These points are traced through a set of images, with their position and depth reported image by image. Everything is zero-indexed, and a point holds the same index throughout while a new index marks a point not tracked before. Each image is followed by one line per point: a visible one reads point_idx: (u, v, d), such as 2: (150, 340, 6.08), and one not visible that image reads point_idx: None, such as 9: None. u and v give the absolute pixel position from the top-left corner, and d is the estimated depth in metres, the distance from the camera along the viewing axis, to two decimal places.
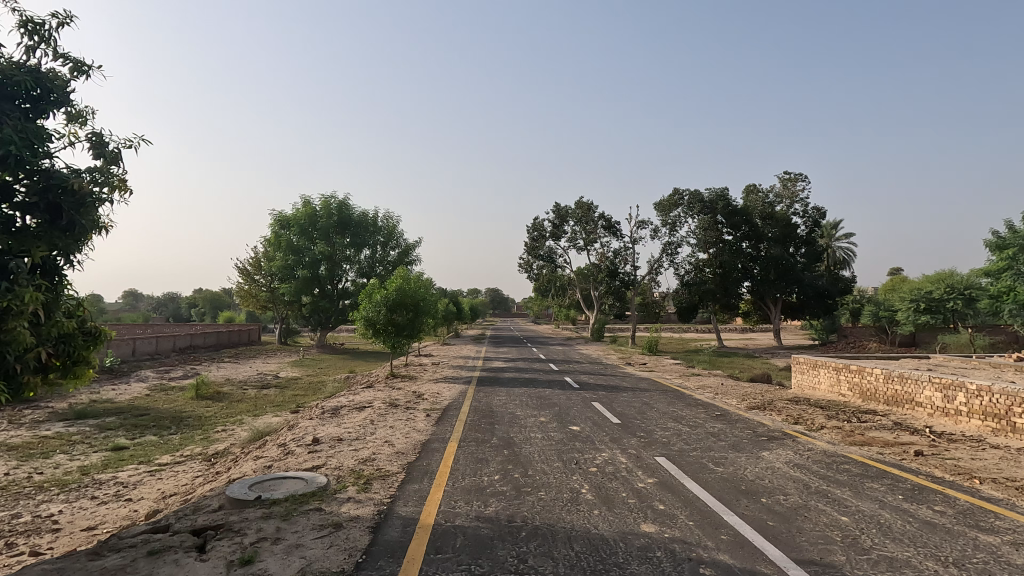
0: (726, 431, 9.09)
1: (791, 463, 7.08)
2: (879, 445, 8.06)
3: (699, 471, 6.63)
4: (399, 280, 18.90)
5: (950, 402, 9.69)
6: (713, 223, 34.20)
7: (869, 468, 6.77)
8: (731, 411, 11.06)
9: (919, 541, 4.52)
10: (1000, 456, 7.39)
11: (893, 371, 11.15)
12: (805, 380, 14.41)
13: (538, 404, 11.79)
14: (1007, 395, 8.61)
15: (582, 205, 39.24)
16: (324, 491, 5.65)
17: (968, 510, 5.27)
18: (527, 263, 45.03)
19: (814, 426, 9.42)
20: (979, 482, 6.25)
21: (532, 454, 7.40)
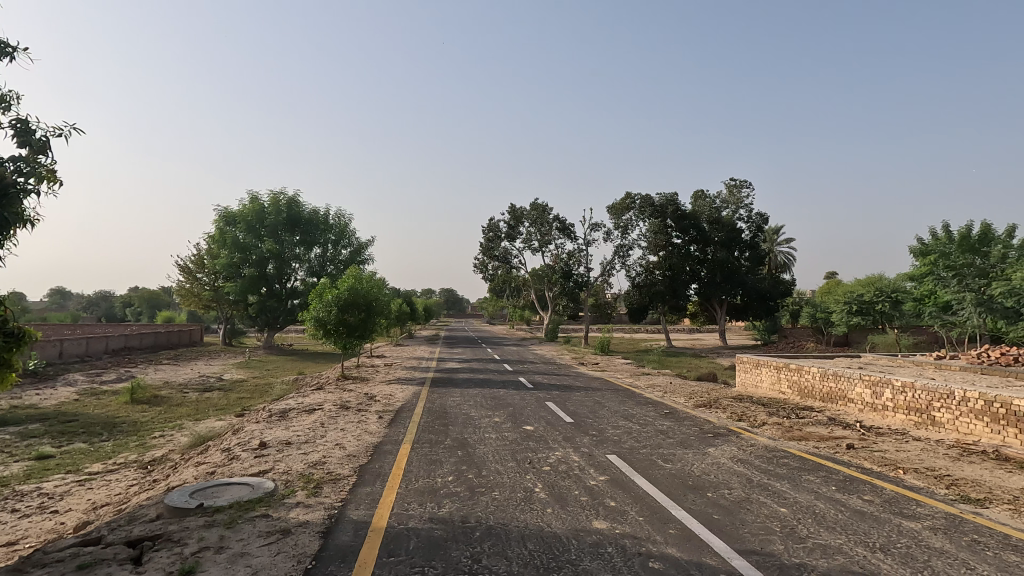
0: (675, 428, 9.38)
1: (735, 458, 7.39)
2: (814, 440, 8.52)
3: (648, 468, 6.82)
4: (351, 279, 18.50)
5: (878, 399, 10.33)
6: (662, 227, 35.21)
7: (805, 462, 7.16)
8: (679, 409, 11.42)
9: (850, 529, 4.81)
10: (921, 447, 7.95)
11: (828, 369, 11.81)
12: (748, 378, 15.02)
13: (492, 404, 11.80)
14: (928, 390, 9.28)
15: (537, 207, 39.57)
16: (271, 497, 5.46)
17: (894, 499, 5.63)
18: (482, 263, 45.02)
19: (756, 423, 9.84)
20: (903, 471, 6.71)
21: (486, 455, 7.41)
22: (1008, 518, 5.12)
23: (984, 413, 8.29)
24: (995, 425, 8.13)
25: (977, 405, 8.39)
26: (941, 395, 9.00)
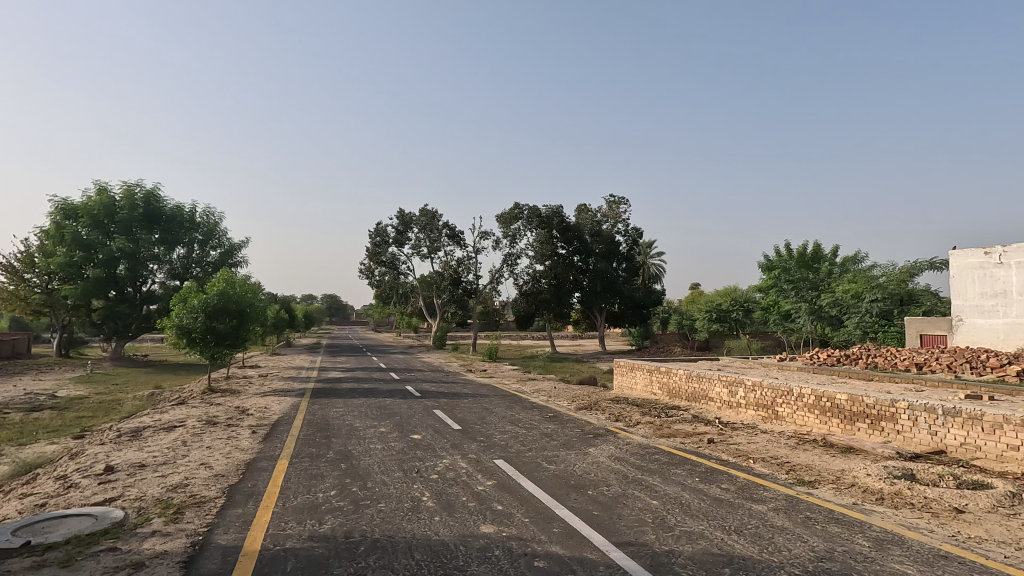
0: (559, 431, 9.75)
1: (612, 457, 7.86)
2: (681, 436, 9.33)
3: (533, 470, 7.02)
4: (221, 283, 16.96)
5: (733, 397, 11.57)
6: (548, 238, 36.53)
7: (673, 457, 7.82)
8: (562, 412, 11.90)
9: (711, 515, 5.33)
10: (767, 439, 9.04)
11: (692, 371, 13.00)
12: (624, 381, 16.02)
13: (378, 414, 11.44)
14: (772, 388, 10.58)
15: (426, 213, 39.25)
16: (120, 528, 4.83)
17: (746, 486, 6.34)
18: (368, 269, 43.57)
19: (631, 422, 10.56)
20: (753, 461, 7.59)
21: (372, 466, 7.17)
22: (833, 496, 6.00)
23: (815, 407, 9.64)
24: (823, 416, 9.48)
25: (810, 400, 9.73)
26: (782, 392, 10.31)
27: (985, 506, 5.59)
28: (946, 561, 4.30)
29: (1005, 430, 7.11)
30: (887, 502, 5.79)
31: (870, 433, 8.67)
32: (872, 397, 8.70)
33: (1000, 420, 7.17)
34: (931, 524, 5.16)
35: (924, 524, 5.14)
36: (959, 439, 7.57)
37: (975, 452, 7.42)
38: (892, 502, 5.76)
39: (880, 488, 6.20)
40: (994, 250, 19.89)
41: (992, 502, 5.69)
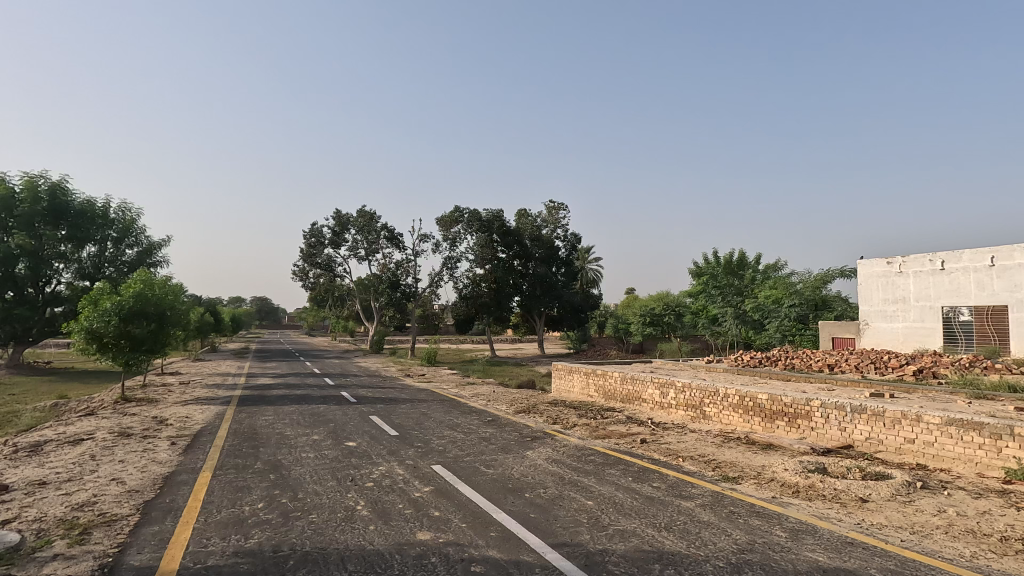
0: (497, 435, 9.78)
1: (549, 459, 7.96)
2: (615, 437, 9.61)
3: (471, 475, 7.00)
4: (138, 284, 15.82)
5: (664, 398, 12.02)
6: (489, 241, 36.61)
7: (608, 457, 8.04)
8: (501, 416, 11.95)
9: (643, 513, 5.51)
10: (696, 437, 9.46)
11: (626, 374, 13.40)
12: (562, 384, 16.26)
13: (311, 421, 11.04)
14: (700, 389, 11.09)
15: (364, 214, 38.35)
16: (14, 553, 4.39)
17: (675, 484, 6.61)
18: (302, 270, 42.00)
19: (568, 425, 10.75)
20: (682, 459, 7.92)
21: (303, 476, 6.91)
22: (755, 490, 6.36)
23: (739, 406, 10.19)
24: (746, 415, 10.03)
25: (734, 400, 10.26)
26: (710, 393, 10.82)
27: (886, 494, 6.10)
28: (852, 547, 4.67)
29: (902, 424, 7.81)
30: (802, 494, 6.20)
31: (788, 430, 9.28)
32: (789, 396, 9.32)
33: (899, 415, 7.86)
34: (840, 513, 5.57)
35: (833, 513, 5.55)
36: (864, 434, 8.25)
37: (878, 445, 8.09)
38: (806, 494, 6.18)
39: (795, 481, 6.64)
40: (895, 260, 21.80)
41: (892, 491, 6.22)
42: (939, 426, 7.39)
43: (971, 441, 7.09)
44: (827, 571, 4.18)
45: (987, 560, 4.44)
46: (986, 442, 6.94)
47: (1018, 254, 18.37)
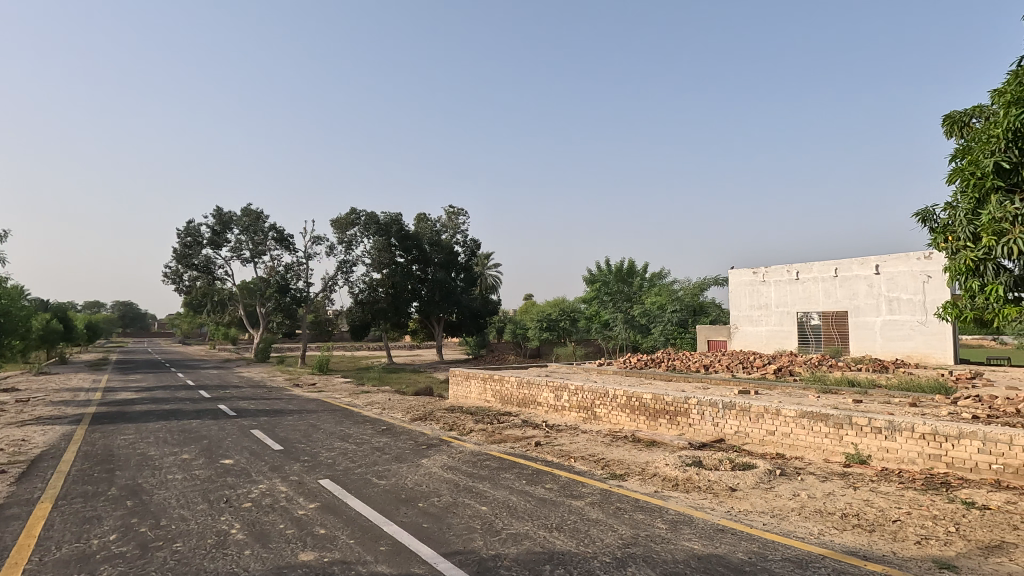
0: (391, 444, 9.47)
1: (444, 466, 7.85)
2: (511, 441, 9.71)
3: (362, 487, 6.69)
4: None
5: (558, 400, 12.37)
6: (386, 245, 35.67)
7: (502, 462, 8.09)
8: (396, 424, 11.62)
9: (535, 515, 5.59)
10: (587, 438, 9.82)
11: (522, 378, 13.61)
12: (459, 390, 16.12)
13: (181, 438, 9.98)
14: (591, 391, 11.54)
15: (249, 213, 35.69)
16: None
17: (567, 484, 6.80)
18: (175, 272, 38.11)
19: (465, 431, 10.69)
20: (573, 459, 8.18)
21: (168, 500, 6.21)
22: (639, 486, 6.72)
23: (626, 406, 10.75)
24: (633, 415, 10.60)
25: (622, 400, 10.81)
26: (600, 394, 11.30)
27: (751, 483, 6.72)
28: (723, 533, 5.07)
29: (765, 418, 8.67)
30: (680, 486, 6.66)
31: (669, 427, 9.94)
32: (670, 395, 9.99)
33: (762, 409, 8.70)
34: (713, 502, 6.04)
35: (707, 503, 6.00)
36: (733, 428, 9.05)
37: (745, 438, 8.91)
38: (684, 486, 6.63)
39: (675, 475, 7.11)
40: (760, 270, 24.24)
41: (756, 479, 6.86)
42: (794, 418, 8.30)
43: (819, 430, 8.03)
44: (702, 558, 4.49)
45: (831, 535, 5.04)
46: (831, 431, 7.91)
47: (854, 266, 21.22)
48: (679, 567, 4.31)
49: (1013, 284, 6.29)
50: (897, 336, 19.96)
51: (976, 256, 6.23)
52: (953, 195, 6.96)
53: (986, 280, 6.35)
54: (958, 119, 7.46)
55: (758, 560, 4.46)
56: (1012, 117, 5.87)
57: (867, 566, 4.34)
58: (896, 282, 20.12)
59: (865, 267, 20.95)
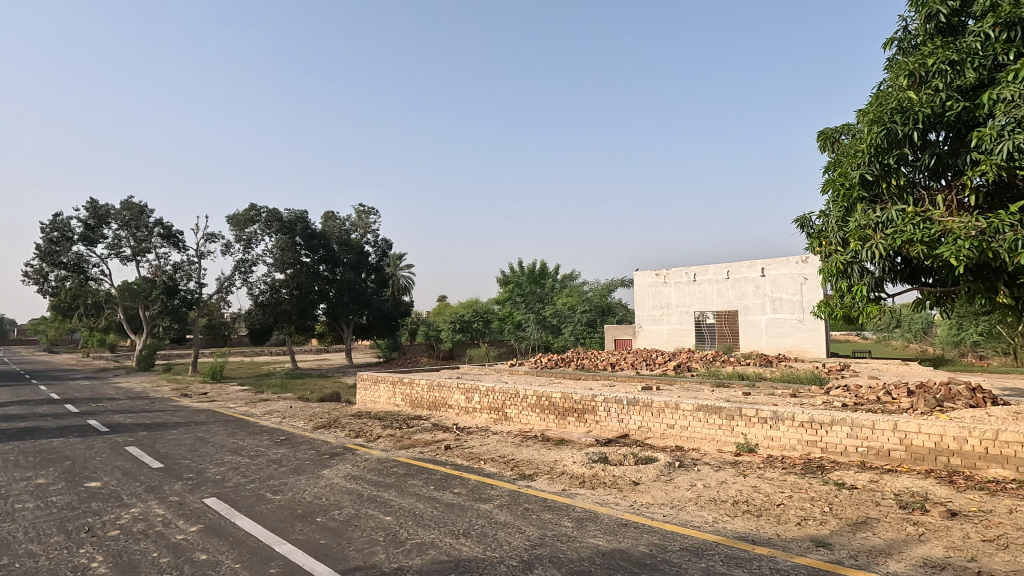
0: (290, 455, 8.87)
1: (347, 476, 7.45)
2: (419, 446, 9.43)
3: (253, 504, 6.16)
4: None
5: (469, 402, 12.24)
6: (290, 244, 33.71)
7: (410, 468, 7.82)
8: (296, 433, 10.92)
9: (442, 522, 5.40)
10: (498, 439, 9.77)
11: (433, 381, 13.32)
12: (366, 395, 15.48)
13: (36, 461, 8.71)
14: (502, 392, 11.52)
15: (131, 206, 32.26)
16: None
17: (476, 487, 6.69)
18: (38, 271, 33.59)
19: (372, 437, 10.26)
20: (483, 462, 8.09)
21: (13, 534, 5.35)
22: (547, 485, 6.75)
23: (536, 406, 10.82)
24: (543, 414, 10.71)
25: (533, 400, 10.87)
26: (511, 395, 11.30)
27: (652, 476, 6.98)
28: (626, 527, 5.20)
29: (666, 412, 9.07)
30: (586, 483, 6.77)
31: (577, 425, 10.14)
32: (578, 394, 10.19)
33: (662, 404, 9.11)
34: (617, 497, 6.18)
35: (612, 499, 6.13)
36: (637, 423, 9.40)
37: (648, 432, 9.27)
38: (590, 483, 6.76)
39: (582, 472, 7.23)
40: (662, 272, 25.54)
41: (657, 472, 7.12)
42: (692, 412, 8.75)
43: (713, 422, 8.52)
44: (606, 555, 4.53)
45: (724, 523, 5.31)
46: (724, 423, 8.41)
47: (744, 269, 22.96)
48: (584, 565, 4.33)
49: (875, 285, 6.99)
50: (780, 333, 21.84)
51: (845, 260, 6.82)
52: (827, 204, 7.63)
53: (853, 281, 7.01)
54: (831, 136, 8.20)
55: (658, 552, 4.58)
56: (874, 136, 6.43)
57: (755, 549, 4.60)
58: (779, 283, 22.03)
59: (753, 269, 22.74)
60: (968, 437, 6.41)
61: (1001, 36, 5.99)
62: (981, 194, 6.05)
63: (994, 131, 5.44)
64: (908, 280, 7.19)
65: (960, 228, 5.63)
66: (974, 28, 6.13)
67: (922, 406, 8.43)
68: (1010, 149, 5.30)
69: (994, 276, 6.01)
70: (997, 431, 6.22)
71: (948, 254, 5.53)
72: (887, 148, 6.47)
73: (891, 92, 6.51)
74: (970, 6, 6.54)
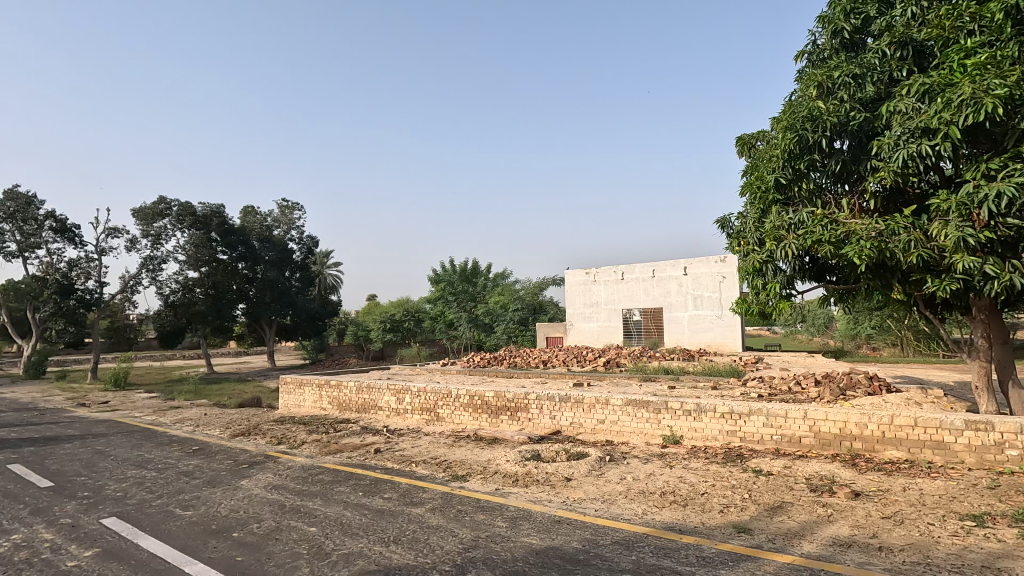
0: (203, 466, 8.25)
1: (268, 486, 7.01)
2: (347, 450, 9.06)
3: (160, 522, 5.64)
4: None
5: (400, 404, 11.92)
6: (205, 241, 31.54)
7: (337, 474, 7.49)
8: (211, 443, 10.19)
9: (371, 530, 5.19)
10: (429, 441, 9.57)
11: (362, 382, 12.87)
12: (290, 399, 14.73)
13: None
14: (434, 392, 11.31)
15: (16, 196, 28.97)
16: None
17: (407, 491, 6.49)
18: None
19: (296, 443, 9.75)
20: (415, 464, 7.88)
21: None
22: (481, 485, 6.67)
23: (469, 405, 10.72)
24: (475, 414, 10.62)
25: (465, 400, 10.75)
26: (443, 395, 11.11)
27: (584, 471, 7.07)
28: (559, 524, 5.21)
29: (597, 408, 9.24)
30: (520, 482, 6.75)
31: (510, 424, 10.13)
32: (511, 392, 10.18)
33: (593, 400, 9.28)
34: (550, 494, 6.20)
35: (545, 496, 6.14)
36: (569, 419, 9.51)
37: (579, 428, 9.41)
38: (523, 481, 6.74)
39: (516, 470, 7.20)
40: (592, 270, 26.15)
41: (589, 467, 7.22)
42: (621, 406, 8.97)
43: (641, 416, 8.78)
44: (539, 553, 4.52)
45: (653, 514, 5.45)
46: (651, 416, 8.69)
47: (668, 267, 23.95)
48: (519, 565, 4.28)
49: (786, 282, 7.45)
50: (701, 329, 22.96)
51: (762, 259, 7.21)
52: (745, 206, 8.05)
53: (768, 279, 7.43)
54: (747, 141, 8.66)
55: (591, 547, 4.62)
56: (788, 142, 6.83)
57: (683, 539, 4.74)
58: (700, 281, 23.18)
59: (676, 268, 23.77)
60: (868, 423, 6.97)
61: (896, 54, 6.55)
62: (879, 198, 6.58)
63: (892, 140, 5.92)
64: (815, 278, 7.71)
65: (862, 230, 6.08)
66: (873, 46, 6.67)
67: (828, 395, 9.10)
68: (905, 157, 5.78)
69: (890, 274, 6.55)
70: (893, 416, 6.80)
71: (853, 253, 5.96)
72: (799, 154, 6.90)
73: (801, 101, 6.94)
74: (869, 26, 7.11)
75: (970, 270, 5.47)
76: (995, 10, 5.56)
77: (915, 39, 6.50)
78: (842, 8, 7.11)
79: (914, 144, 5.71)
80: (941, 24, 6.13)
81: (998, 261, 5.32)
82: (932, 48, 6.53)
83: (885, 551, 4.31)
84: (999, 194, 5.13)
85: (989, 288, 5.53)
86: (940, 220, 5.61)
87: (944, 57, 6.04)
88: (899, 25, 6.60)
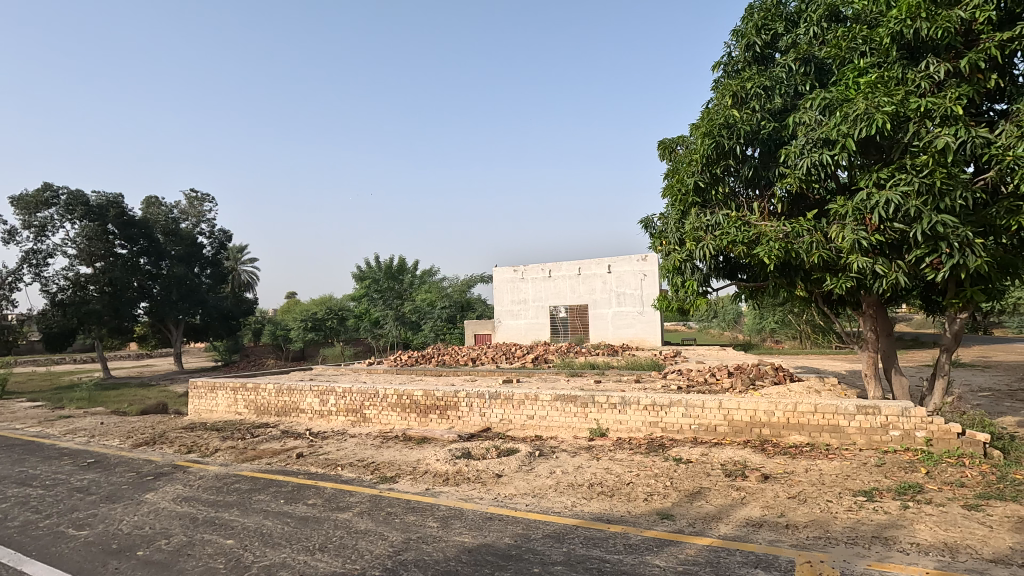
0: (101, 481, 7.52)
1: (178, 498, 6.51)
2: (266, 456, 8.58)
3: (49, 545, 5.07)
4: None
5: (325, 405, 11.46)
6: (100, 233, 28.79)
7: (256, 481, 7.08)
8: (109, 454, 9.33)
9: (294, 539, 4.95)
10: (355, 443, 9.28)
11: (282, 385, 12.26)
12: (201, 404, 13.76)
13: None
14: (360, 393, 10.98)
15: None
16: None
17: (333, 496, 6.25)
18: None
19: (208, 451, 9.14)
20: (340, 467, 7.62)
21: None
22: (411, 486, 6.55)
23: (397, 405, 10.49)
24: (403, 414, 10.43)
25: (393, 399, 10.52)
26: (370, 395, 10.81)
27: (515, 466, 7.13)
28: (491, 521, 5.22)
29: (526, 404, 9.34)
30: (449, 480, 6.69)
31: (439, 422, 10.03)
32: (439, 391, 10.06)
33: (523, 396, 9.35)
34: (481, 491, 6.21)
35: (476, 494, 6.13)
36: (499, 417, 9.55)
37: (508, 424, 9.48)
38: (453, 480, 6.69)
39: (446, 469, 7.13)
40: (519, 268, 26.38)
41: (519, 462, 7.29)
42: (550, 402, 9.13)
43: (569, 410, 8.99)
44: (472, 551, 4.50)
45: (582, 505, 5.59)
46: (579, 410, 8.92)
47: (593, 266, 24.64)
48: (451, 565, 4.24)
49: (702, 281, 7.88)
50: (623, 325, 23.82)
51: (682, 258, 7.59)
52: (666, 207, 8.42)
53: (686, 277, 7.83)
54: (668, 146, 9.07)
55: (523, 542, 4.66)
56: (706, 146, 7.21)
57: (610, 528, 4.90)
58: (623, 279, 24.04)
59: (601, 266, 24.49)
60: (775, 410, 7.52)
61: (800, 69, 7.11)
62: (785, 203, 7.13)
63: (797, 149, 6.43)
64: (728, 276, 8.22)
65: (772, 233, 6.56)
66: (782, 60, 7.21)
67: (740, 385, 9.74)
68: (809, 164, 6.29)
69: (794, 274, 7.12)
70: (796, 404, 7.39)
71: (764, 254, 6.44)
72: (715, 159, 7.32)
73: (717, 110, 7.34)
74: (777, 42, 7.66)
75: (863, 270, 6.04)
76: (884, 34, 6.18)
77: (816, 56, 7.10)
78: (753, 24, 7.64)
79: (817, 153, 6.23)
80: (839, 45, 6.73)
81: (885, 262, 5.91)
82: (831, 67, 7.14)
83: (791, 528, 4.68)
84: (887, 201, 5.71)
85: (879, 286, 6.12)
86: (839, 224, 6.14)
87: (842, 75, 6.63)
88: (803, 43, 7.18)
